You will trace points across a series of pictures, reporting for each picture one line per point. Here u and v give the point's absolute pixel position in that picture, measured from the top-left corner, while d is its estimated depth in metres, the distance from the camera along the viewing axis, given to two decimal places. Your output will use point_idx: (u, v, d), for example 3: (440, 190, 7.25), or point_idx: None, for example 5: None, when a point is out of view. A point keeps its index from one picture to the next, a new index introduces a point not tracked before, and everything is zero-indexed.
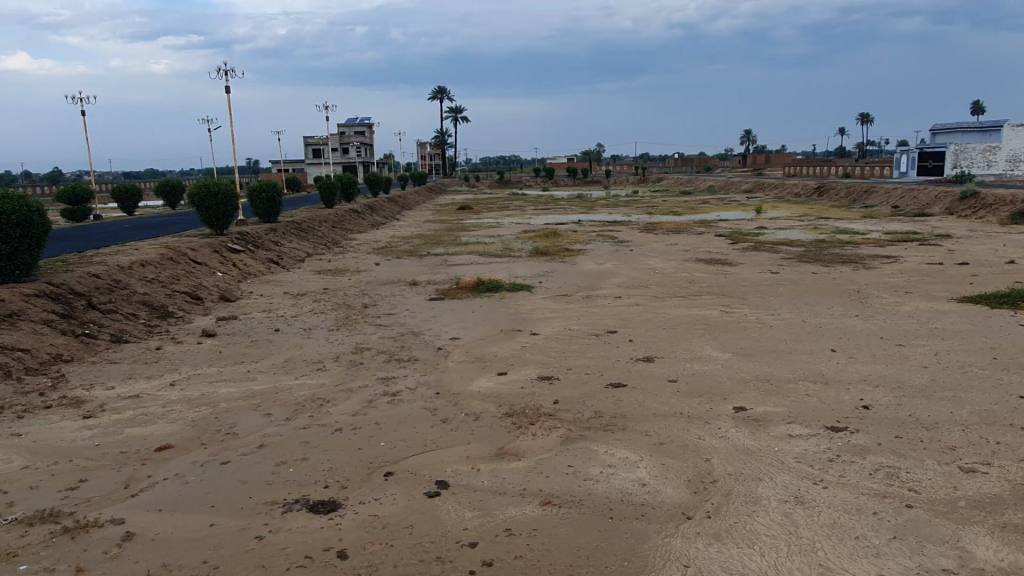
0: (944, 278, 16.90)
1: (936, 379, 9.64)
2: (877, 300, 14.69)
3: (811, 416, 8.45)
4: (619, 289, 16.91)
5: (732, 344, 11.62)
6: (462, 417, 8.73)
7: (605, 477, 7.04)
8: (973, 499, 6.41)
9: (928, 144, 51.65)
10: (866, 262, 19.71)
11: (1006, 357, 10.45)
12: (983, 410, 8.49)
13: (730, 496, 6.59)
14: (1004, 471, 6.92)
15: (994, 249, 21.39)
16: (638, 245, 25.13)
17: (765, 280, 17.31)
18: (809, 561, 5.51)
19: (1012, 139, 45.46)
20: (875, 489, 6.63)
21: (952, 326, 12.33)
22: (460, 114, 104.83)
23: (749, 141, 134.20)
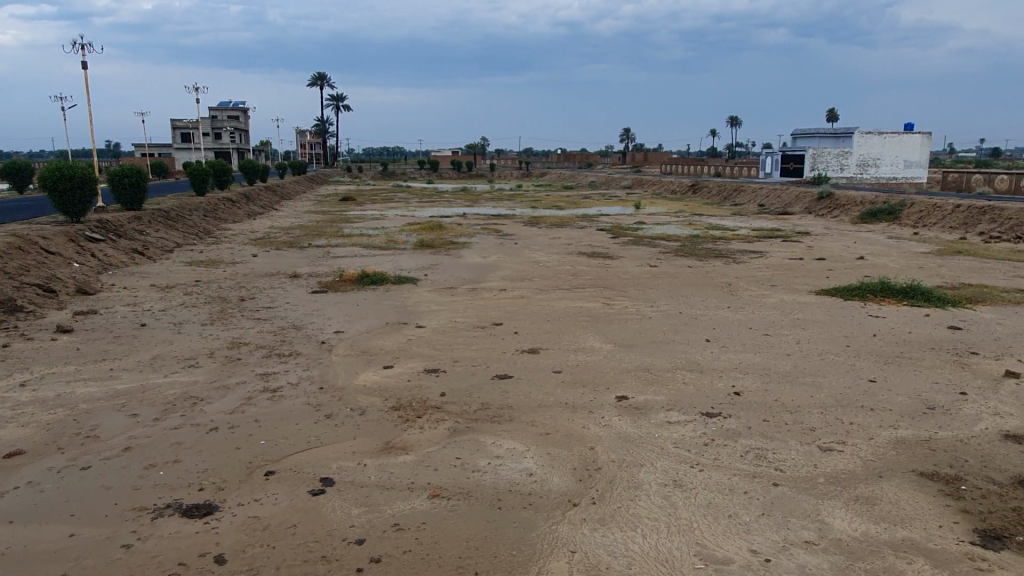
0: (804, 273, 18.15)
1: (798, 365, 10.36)
2: (746, 293, 15.61)
3: (688, 403, 8.87)
4: (505, 282, 17.03)
5: (615, 335, 12.00)
6: (346, 411, 8.51)
7: (492, 468, 7.08)
8: (830, 475, 6.95)
9: (790, 147, 55.37)
10: (736, 256, 20.90)
11: (857, 344, 11.38)
12: (838, 393, 9.22)
13: (613, 482, 6.80)
14: (856, 449, 7.54)
15: (847, 246, 23.24)
16: (523, 239, 25.42)
17: (645, 273, 17.96)
18: (687, 540, 5.78)
19: (862, 146, 49.44)
20: (745, 470, 7.04)
21: (812, 316, 13.29)
22: (342, 101, 101.98)
23: (627, 139, 138.80)
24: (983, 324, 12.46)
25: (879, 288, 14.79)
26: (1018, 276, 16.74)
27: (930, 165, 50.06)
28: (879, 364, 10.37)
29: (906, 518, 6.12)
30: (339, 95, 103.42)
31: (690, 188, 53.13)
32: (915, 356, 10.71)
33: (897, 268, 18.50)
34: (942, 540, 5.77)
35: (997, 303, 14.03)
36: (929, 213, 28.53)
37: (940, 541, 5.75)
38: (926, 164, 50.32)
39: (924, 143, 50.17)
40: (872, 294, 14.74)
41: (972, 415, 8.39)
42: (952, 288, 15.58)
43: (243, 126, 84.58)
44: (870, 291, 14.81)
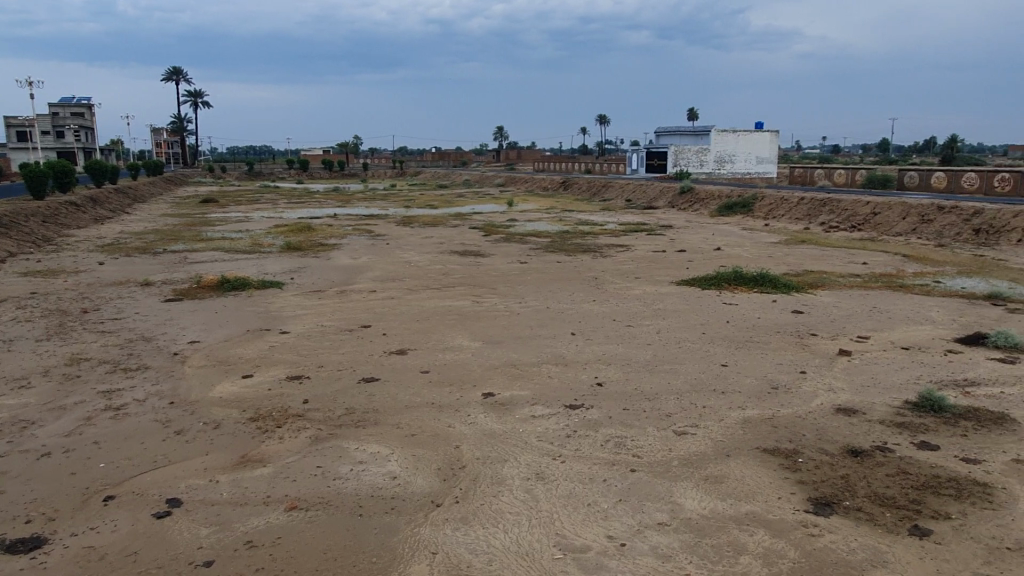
0: (665, 265, 18.99)
1: (657, 354, 10.82)
2: (611, 286, 16.15)
3: (552, 396, 9.05)
4: (376, 283, 16.73)
5: (483, 333, 12.06)
6: (200, 426, 8.05)
7: (354, 474, 6.91)
8: (684, 458, 7.29)
9: (654, 144, 57.81)
10: (603, 251, 21.58)
11: (711, 331, 12.01)
12: (694, 378, 9.71)
13: (477, 479, 6.82)
14: (707, 431, 7.95)
15: (705, 238, 24.57)
16: (394, 239, 25.08)
17: (516, 270, 18.17)
18: (547, 532, 5.88)
19: (718, 143, 52.44)
20: (604, 458, 7.26)
21: (671, 306, 13.94)
22: (200, 97, 96.51)
23: (501, 138, 140.13)
24: (822, 307, 13.51)
25: (731, 277, 15.71)
26: (852, 263, 18.28)
27: (779, 162, 53.83)
28: (729, 349, 11.02)
29: (749, 493, 6.51)
30: (200, 90, 98.17)
31: (562, 184, 54.42)
32: (762, 340, 11.44)
33: (748, 259, 19.70)
34: (781, 510, 6.18)
35: (834, 288, 15.24)
36: (777, 206, 30.65)
37: (779, 512, 6.16)
38: (775, 161, 54.10)
39: (773, 141, 53.91)
40: (726, 283, 15.63)
41: (809, 392, 9.07)
42: (796, 274, 16.80)
43: (89, 124, 78.33)
44: (723, 280, 15.71)
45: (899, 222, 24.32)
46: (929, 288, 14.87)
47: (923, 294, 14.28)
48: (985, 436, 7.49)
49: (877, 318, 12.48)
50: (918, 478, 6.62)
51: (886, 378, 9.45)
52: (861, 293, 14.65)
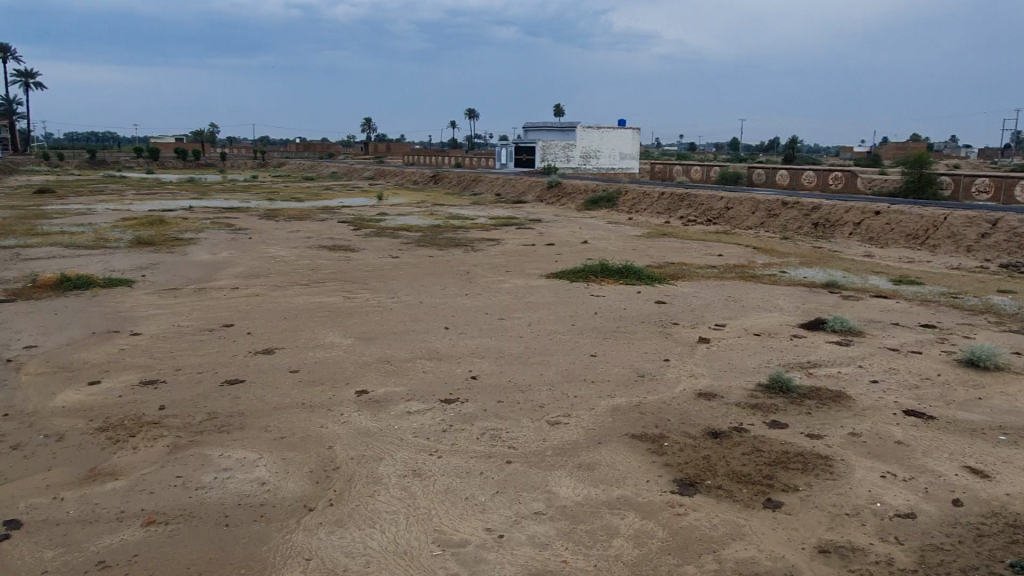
0: (535, 258, 19.34)
1: (529, 346, 11.01)
2: (483, 279, 16.25)
3: (427, 391, 8.98)
4: (238, 280, 15.90)
5: (355, 329, 11.78)
6: (39, 440, 7.33)
7: (220, 482, 6.54)
8: (557, 447, 7.46)
9: (522, 138, 58.70)
10: (474, 244, 21.68)
11: (581, 323, 12.37)
12: (565, 369, 9.96)
13: (352, 480, 6.65)
14: (579, 420, 8.18)
15: (572, 232, 25.28)
16: (257, 232, 23.98)
17: (387, 265, 17.88)
18: (426, 529, 5.82)
19: (584, 139, 54.03)
20: (480, 451, 7.29)
21: (542, 298, 14.22)
22: (31, 77, 87.71)
23: (369, 129, 137.29)
24: (682, 297, 14.26)
25: (599, 270, 16.24)
26: (708, 255, 19.43)
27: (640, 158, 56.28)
28: (598, 339, 11.40)
29: (620, 478, 6.76)
30: (30, 70, 89.28)
31: (432, 177, 54.12)
32: (628, 330, 11.91)
33: (614, 251, 20.47)
34: (650, 493, 6.47)
35: (692, 278, 16.13)
36: (639, 201, 32.03)
37: (647, 494, 6.44)
38: (637, 157, 56.50)
39: (635, 138, 56.24)
40: (593, 275, 16.15)
41: (672, 378, 9.54)
42: (658, 266, 17.63)
43: None
44: (591, 273, 16.22)
45: (748, 216, 26.13)
46: (776, 277, 16.05)
47: (771, 283, 15.42)
48: (826, 413, 8.20)
49: (731, 307, 13.34)
50: (770, 455, 7.15)
51: (740, 362, 10.12)
52: (717, 283, 15.60)
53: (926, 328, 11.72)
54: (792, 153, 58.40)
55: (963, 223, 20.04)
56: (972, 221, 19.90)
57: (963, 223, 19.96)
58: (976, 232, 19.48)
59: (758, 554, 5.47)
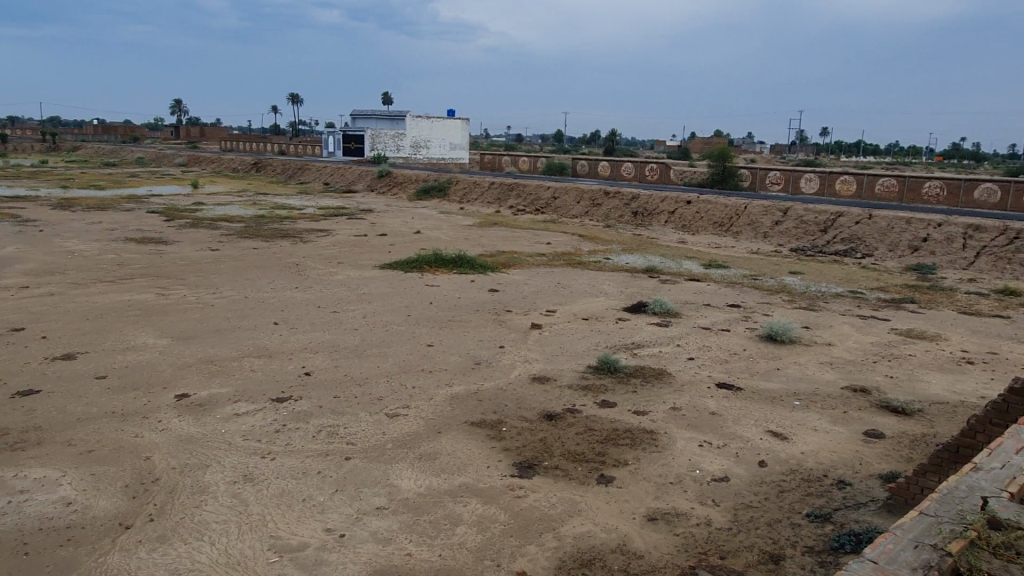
0: (367, 249, 18.93)
1: (365, 338, 10.77)
2: (313, 271, 15.67)
3: (255, 391, 8.51)
4: (28, 278, 14.13)
5: (172, 328, 10.90)
6: None
7: (15, 506, 5.80)
8: (397, 439, 7.37)
9: (349, 126, 57.15)
10: (302, 235, 20.84)
11: (416, 313, 12.29)
12: (402, 360, 9.86)
13: (175, 491, 6.15)
14: (419, 411, 8.14)
15: (404, 221, 25.04)
16: (50, 224, 21.45)
17: (206, 258, 16.70)
18: (260, 536, 5.53)
19: (413, 128, 53.58)
20: (317, 450, 7.04)
21: (376, 290, 13.96)
22: None
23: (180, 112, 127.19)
24: (514, 285, 14.61)
25: (432, 259, 16.22)
26: (538, 243, 20.03)
27: (470, 148, 56.82)
28: (434, 329, 11.39)
29: (461, 466, 6.81)
30: None
31: (253, 165, 51.28)
32: (464, 318, 12.01)
33: (447, 241, 20.54)
34: (490, 478, 6.57)
35: (524, 266, 16.57)
36: (470, 190, 32.36)
37: (488, 479, 6.53)
38: (466, 147, 57.00)
39: (464, 128, 56.69)
40: (427, 265, 16.10)
41: (509, 364, 9.75)
42: (490, 255, 17.93)
43: None
44: (425, 262, 16.16)
45: (574, 205, 27.26)
46: (601, 264, 16.90)
47: (597, 269, 16.22)
48: (650, 390, 8.76)
49: (561, 293, 13.86)
50: (601, 433, 7.52)
51: (571, 346, 10.55)
52: (547, 270, 16.13)
53: (732, 307, 12.88)
54: (611, 146, 61.66)
55: (760, 211, 22.22)
56: (768, 210, 22.12)
57: (760, 212, 22.13)
58: (771, 219, 21.68)
59: (593, 528, 5.74)
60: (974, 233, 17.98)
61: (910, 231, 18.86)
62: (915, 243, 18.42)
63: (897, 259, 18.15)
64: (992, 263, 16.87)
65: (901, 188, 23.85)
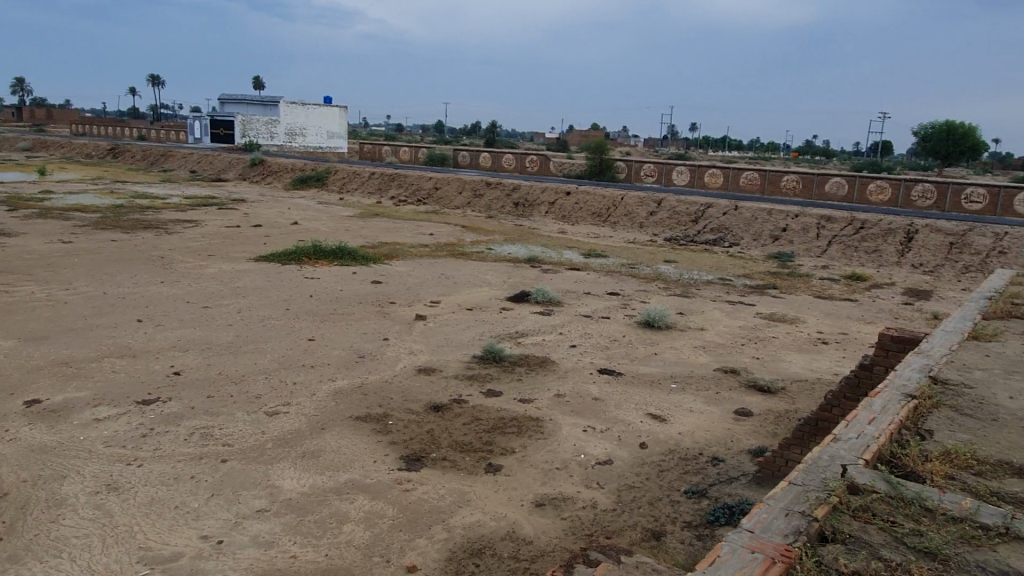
0: (240, 240, 18.03)
1: (240, 334, 10.26)
2: (181, 264, 14.74)
3: (119, 394, 7.91)
4: None
5: (19, 328, 9.92)
6: None
7: None
8: (277, 438, 7.07)
9: (217, 111, 54.19)
10: (168, 226, 19.56)
11: (295, 307, 11.84)
12: (281, 356, 9.47)
13: (27, 507, 5.61)
14: (300, 407, 7.85)
15: (280, 212, 24.07)
16: None
17: (57, 251, 15.33)
18: (128, 548, 5.14)
19: (288, 115, 51.49)
20: (190, 453, 6.64)
21: (251, 283, 13.34)
22: None
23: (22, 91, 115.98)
24: (397, 276, 14.39)
25: (311, 251, 15.68)
26: (420, 234, 19.82)
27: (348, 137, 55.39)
28: (315, 322, 11.01)
29: (346, 462, 6.62)
30: None
31: (110, 151, 47.60)
32: (345, 311, 11.70)
33: (326, 232, 19.92)
34: (377, 473, 6.43)
35: (407, 257, 16.35)
36: (349, 180, 31.58)
37: (374, 475, 6.39)
38: (344, 136, 55.46)
39: (342, 116, 55.17)
40: (305, 256, 15.54)
41: (393, 356, 9.58)
42: (372, 246, 17.56)
43: None
44: (303, 254, 15.59)
45: (456, 196, 27.21)
46: (484, 254, 16.96)
47: (480, 260, 16.26)
48: (535, 378, 8.89)
49: (444, 283, 13.78)
50: (488, 422, 7.54)
51: (456, 336, 10.51)
52: (430, 261, 16.00)
53: (611, 296, 13.29)
54: (492, 137, 62.03)
55: (635, 202, 23.05)
56: (642, 201, 22.98)
57: (636, 203, 22.96)
58: (646, 210, 22.55)
59: (483, 517, 5.75)
60: (826, 223, 19.49)
61: (771, 221, 20.17)
62: (775, 232, 19.74)
63: (760, 247, 19.38)
64: (842, 251, 18.37)
65: (762, 181, 25.49)
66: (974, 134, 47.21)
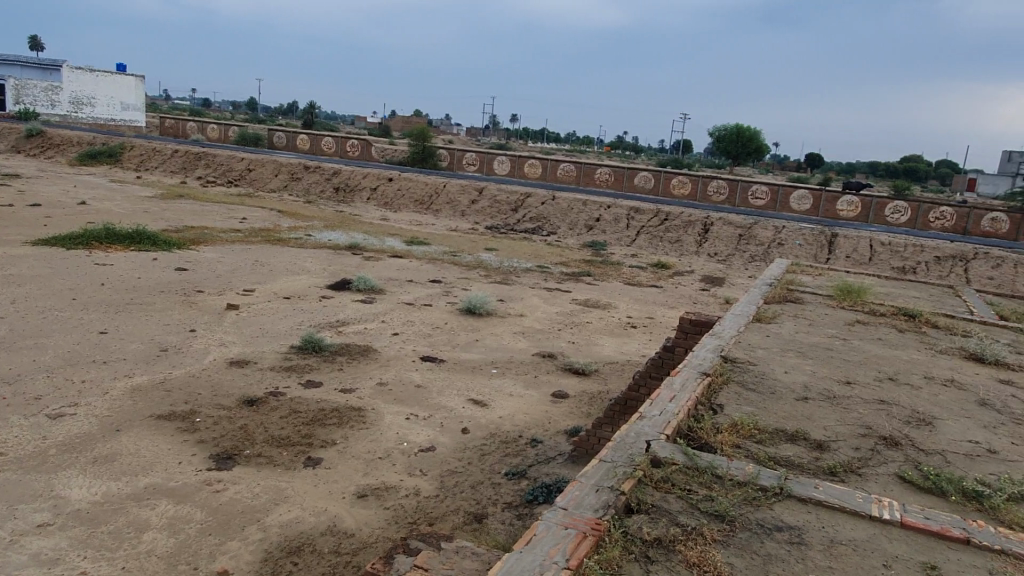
0: (13, 222, 15.85)
1: (15, 328, 9.05)
2: None
3: None
4: None
5: None
6: None
7: None
8: (63, 444, 6.33)
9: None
10: None
11: (83, 297, 10.64)
12: (67, 352, 8.48)
13: None
14: (91, 408, 7.09)
15: (65, 190, 21.49)
16: None
17: None
18: None
19: (72, 82, 45.76)
20: None
21: (28, 270, 11.79)
22: None
23: None
24: (205, 263, 13.40)
25: (102, 235, 14.15)
26: (231, 219, 18.59)
27: (146, 111, 50.50)
28: (107, 314, 9.97)
29: (146, 466, 6.07)
30: None
31: None
32: (144, 301, 10.71)
33: (120, 214, 18.08)
34: (182, 475, 5.97)
35: (216, 243, 15.28)
36: (148, 158, 28.93)
37: (180, 477, 5.92)
38: (140, 110, 50.28)
39: (138, 86, 50.18)
40: (95, 241, 14.00)
41: (201, 349, 8.93)
42: (176, 230, 16.19)
43: None
44: (92, 238, 14.02)
45: (271, 179, 25.86)
46: (302, 240, 16.27)
47: (298, 246, 15.58)
48: (356, 367, 8.70)
49: (258, 271, 13.03)
50: (307, 414, 7.26)
51: (272, 326, 10.00)
52: (242, 247, 15.07)
53: (434, 283, 13.29)
54: (309, 118, 59.48)
55: (457, 190, 23.23)
56: (465, 189, 23.21)
57: (458, 191, 23.15)
58: (468, 199, 22.80)
59: (301, 514, 5.54)
60: (635, 215, 20.83)
61: (586, 211, 21.21)
62: (590, 222, 20.78)
63: (575, 237, 20.30)
64: (649, 240, 19.74)
65: (577, 173, 26.69)
66: (759, 138, 52.66)
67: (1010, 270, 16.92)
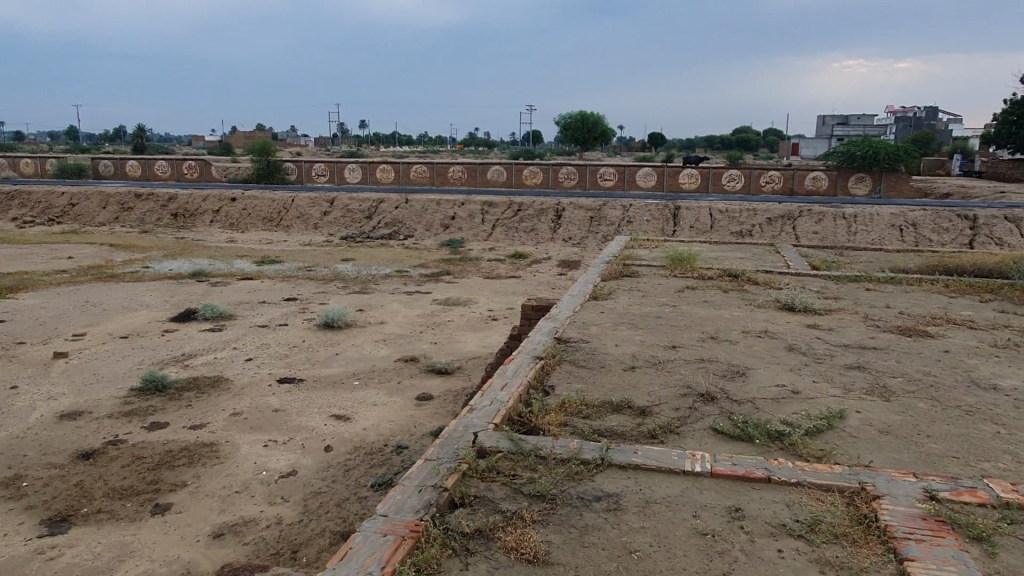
0: None
1: None
2: None
3: None
4: None
5: None
6: None
7: None
8: None
9: None
10: None
11: None
12: None
13: None
14: None
15: None
16: None
17: None
18: None
19: None
20: None
21: None
22: None
23: None
24: (27, 311, 12.19)
25: None
26: (56, 259, 17.04)
27: None
28: None
29: None
30: None
31: None
32: None
33: None
34: (9, 548, 5.38)
35: (39, 288, 13.94)
36: None
37: (6, 551, 5.34)
38: None
39: None
40: None
41: (26, 406, 8.11)
42: None
43: None
44: None
45: (100, 212, 23.97)
46: (139, 274, 15.18)
47: (134, 281, 14.52)
48: (205, 401, 8.22)
49: (90, 313, 12.02)
50: (152, 459, 6.78)
51: (108, 370, 9.25)
52: (69, 289, 13.83)
53: (288, 302, 12.81)
54: (140, 142, 55.48)
55: (307, 203, 22.53)
56: (314, 202, 22.56)
57: (308, 204, 22.47)
58: (319, 211, 22.17)
59: (151, 566, 5.16)
60: (489, 209, 21.05)
61: (440, 211, 21.22)
62: (445, 221, 20.79)
63: (433, 237, 20.24)
64: (505, 233, 20.00)
65: (430, 173, 26.61)
66: (603, 122, 54.73)
67: (831, 223, 18.55)
